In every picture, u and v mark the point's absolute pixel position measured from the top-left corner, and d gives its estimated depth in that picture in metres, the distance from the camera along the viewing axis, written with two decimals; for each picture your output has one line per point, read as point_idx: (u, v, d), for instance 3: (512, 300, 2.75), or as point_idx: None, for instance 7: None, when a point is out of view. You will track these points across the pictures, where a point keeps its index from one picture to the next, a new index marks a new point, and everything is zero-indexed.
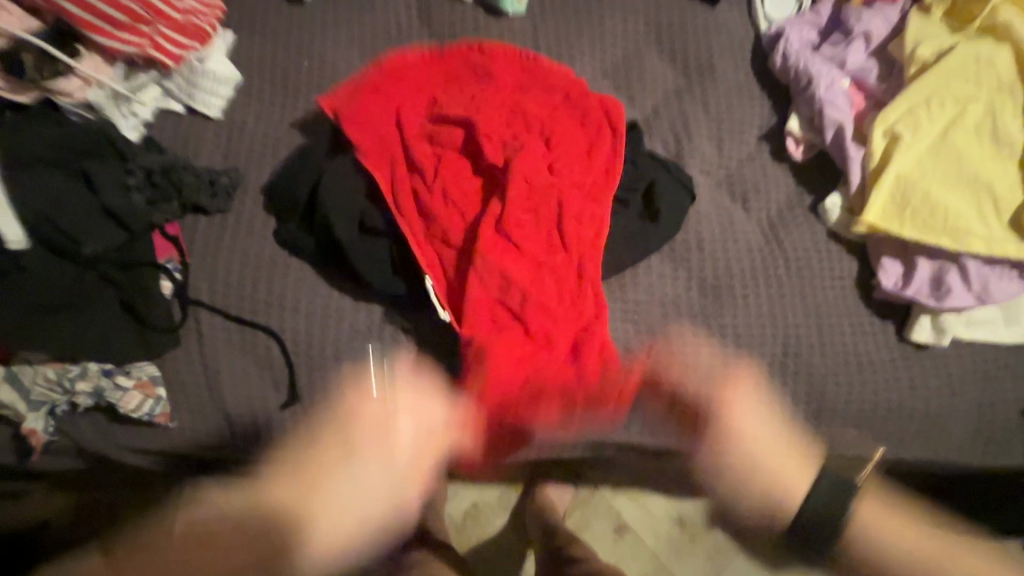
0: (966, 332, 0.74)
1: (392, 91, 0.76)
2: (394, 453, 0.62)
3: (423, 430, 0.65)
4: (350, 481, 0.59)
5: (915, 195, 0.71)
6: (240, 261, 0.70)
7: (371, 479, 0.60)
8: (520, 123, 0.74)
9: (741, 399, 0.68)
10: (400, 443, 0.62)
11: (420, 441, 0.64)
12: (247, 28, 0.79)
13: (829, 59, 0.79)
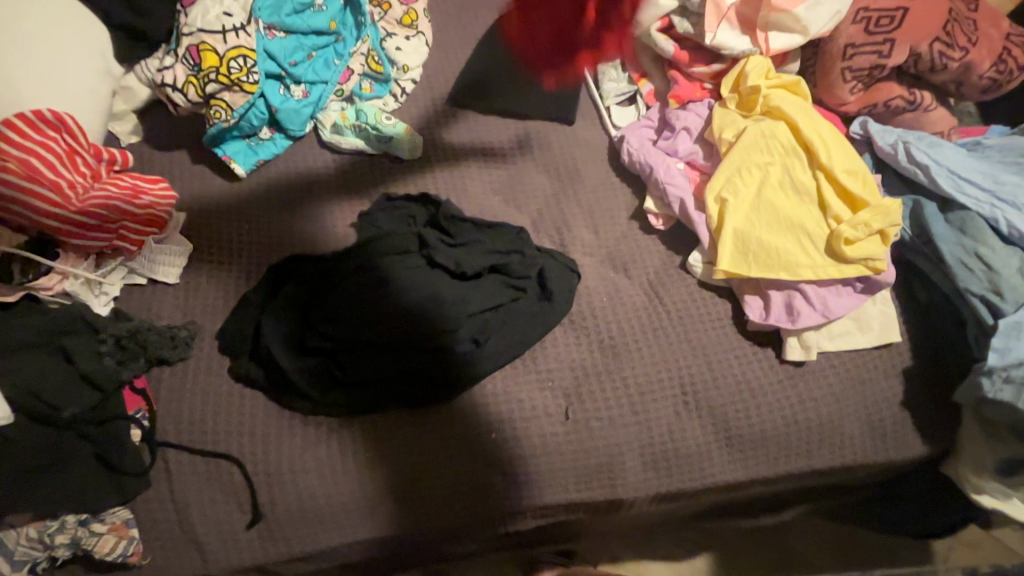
0: (829, 344, 0.87)
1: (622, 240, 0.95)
2: (309, 445, 0.80)
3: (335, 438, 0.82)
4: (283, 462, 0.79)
5: (750, 243, 0.87)
6: (200, 398, 0.82)
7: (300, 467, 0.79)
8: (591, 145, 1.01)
9: (585, 377, 0.86)
10: (310, 439, 0.81)
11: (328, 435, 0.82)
12: (196, 207, 0.97)
13: (666, 148, 0.99)
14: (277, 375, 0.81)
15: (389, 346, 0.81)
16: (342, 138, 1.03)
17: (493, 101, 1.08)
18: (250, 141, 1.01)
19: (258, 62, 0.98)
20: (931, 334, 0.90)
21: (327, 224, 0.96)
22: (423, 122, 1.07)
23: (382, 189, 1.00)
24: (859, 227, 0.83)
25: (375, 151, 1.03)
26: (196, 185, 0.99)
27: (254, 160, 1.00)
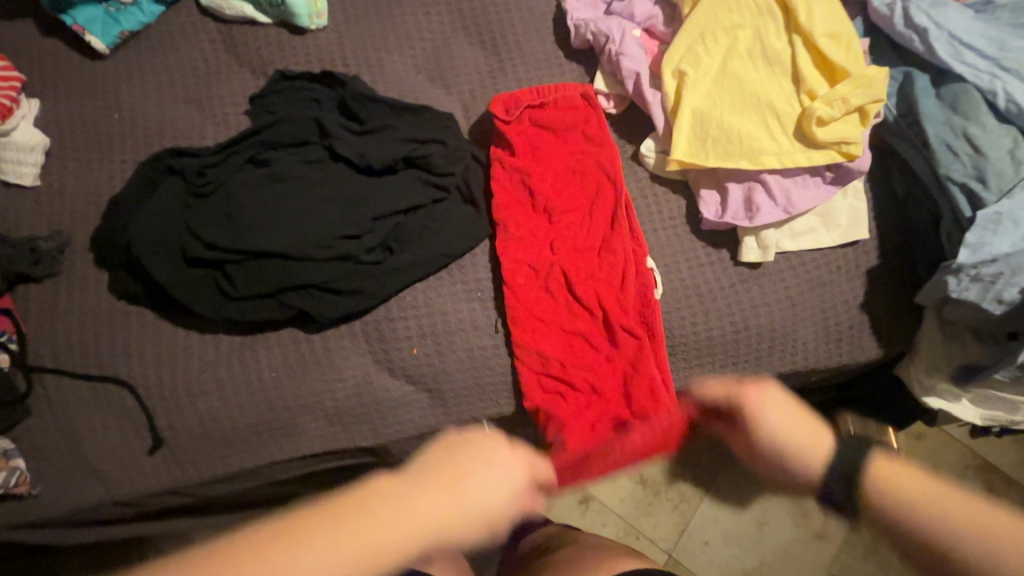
0: (789, 243, 0.79)
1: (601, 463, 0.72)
2: (209, 368, 0.72)
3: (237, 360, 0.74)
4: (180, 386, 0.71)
5: (710, 125, 0.75)
6: (78, 319, 0.72)
7: (198, 391, 0.72)
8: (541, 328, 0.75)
9: None
10: (209, 361, 0.73)
11: (230, 356, 0.73)
12: (49, 93, 0.80)
13: (620, 14, 0.82)
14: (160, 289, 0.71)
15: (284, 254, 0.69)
16: (224, 3, 0.83)
17: None
18: (108, 6, 0.81)
19: None
20: (785, 413, 0.58)
21: (217, 112, 0.82)
22: None
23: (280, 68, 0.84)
24: (834, 103, 0.70)
25: (268, 19, 0.84)
26: (48, 63, 0.81)
27: (116, 31, 0.81)
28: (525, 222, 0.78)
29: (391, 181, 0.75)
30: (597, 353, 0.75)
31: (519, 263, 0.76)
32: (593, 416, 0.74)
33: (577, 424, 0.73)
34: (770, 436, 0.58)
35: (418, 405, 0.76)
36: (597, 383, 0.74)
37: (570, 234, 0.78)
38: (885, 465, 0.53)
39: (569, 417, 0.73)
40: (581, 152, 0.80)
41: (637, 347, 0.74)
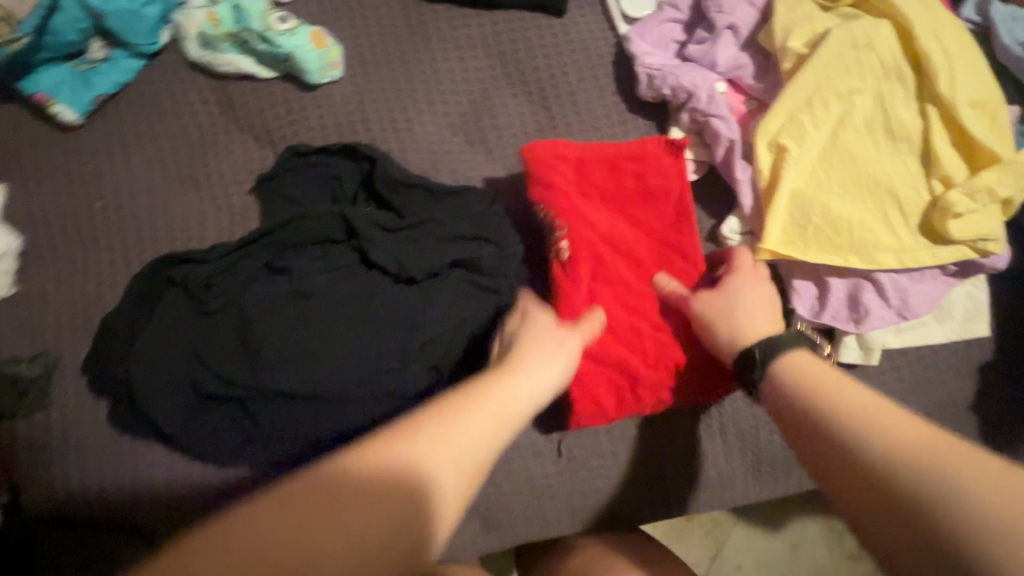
0: (896, 341, 0.68)
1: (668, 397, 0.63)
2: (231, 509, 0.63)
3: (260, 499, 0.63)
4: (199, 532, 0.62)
5: (814, 214, 0.62)
6: (75, 459, 0.62)
7: None
8: (596, 276, 0.63)
9: None
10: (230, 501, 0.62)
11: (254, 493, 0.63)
12: (16, 176, 0.66)
13: (699, 61, 0.68)
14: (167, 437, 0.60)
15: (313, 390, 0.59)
16: (216, 57, 0.68)
17: None
18: (77, 66, 0.67)
19: None
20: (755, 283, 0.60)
21: (218, 193, 0.69)
22: (344, 24, 0.72)
23: (289, 136, 0.70)
24: (976, 196, 0.57)
25: (272, 74, 0.70)
26: (10, 138, 0.67)
27: (89, 98, 0.66)
28: (580, 190, 0.65)
29: (433, 287, 0.63)
30: (659, 302, 0.64)
31: (580, 228, 0.63)
32: (655, 362, 0.63)
33: (635, 376, 0.62)
34: (740, 300, 0.58)
35: (470, 536, 0.67)
36: (658, 330, 0.63)
37: (631, 246, 0.65)
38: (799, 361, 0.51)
39: (625, 367, 0.62)
40: (650, 159, 0.66)
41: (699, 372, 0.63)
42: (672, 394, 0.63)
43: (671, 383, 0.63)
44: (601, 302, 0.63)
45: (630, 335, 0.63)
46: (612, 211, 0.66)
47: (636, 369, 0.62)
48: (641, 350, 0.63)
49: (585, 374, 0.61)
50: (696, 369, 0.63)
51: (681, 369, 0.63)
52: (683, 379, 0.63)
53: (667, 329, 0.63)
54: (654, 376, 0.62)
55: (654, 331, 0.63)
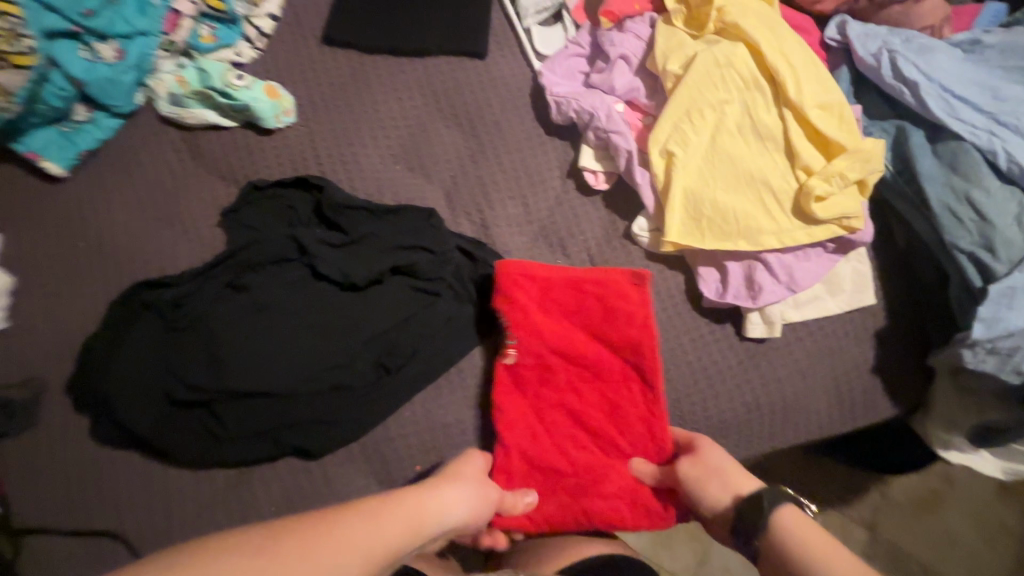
0: (796, 313, 0.76)
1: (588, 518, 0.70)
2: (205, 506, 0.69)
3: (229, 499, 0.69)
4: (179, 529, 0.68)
5: (703, 207, 0.72)
6: (61, 473, 0.68)
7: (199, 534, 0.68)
8: (541, 392, 0.73)
9: None
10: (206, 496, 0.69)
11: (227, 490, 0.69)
12: (8, 225, 0.75)
13: (601, 85, 0.79)
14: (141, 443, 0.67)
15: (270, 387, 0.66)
16: (184, 111, 0.79)
17: (383, 39, 0.85)
18: (63, 127, 0.76)
19: (27, 14, 0.69)
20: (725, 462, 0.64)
21: (189, 227, 0.78)
22: (296, 75, 0.84)
23: (252, 175, 0.80)
24: (831, 181, 0.68)
25: (233, 123, 0.80)
26: (4, 192, 0.76)
27: (74, 154, 0.76)
28: (543, 316, 0.74)
29: (376, 293, 0.72)
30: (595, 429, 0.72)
31: (533, 344, 0.73)
32: (577, 484, 0.71)
33: (557, 496, 0.71)
34: (715, 459, 0.64)
35: None
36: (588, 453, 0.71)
37: (587, 360, 0.74)
38: (796, 522, 0.55)
39: (548, 487, 0.71)
40: (614, 297, 0.73)
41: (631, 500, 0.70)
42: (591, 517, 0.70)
43: (594, 501, 0.70)
44: (548, 411, 0.73)
45: (558, 459, 0.71)
46: (573, 326, 0.75)
47: (556, 489, 0.71)
48: (566, 471, 0.71)
49: (523, 478, 0.71)
50: (623, 496, 0.70)
51: (605, 495, 0.70)
52: (606, 504, 0.70)
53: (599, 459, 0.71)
54: (571, 495, 0.70)
55: (584, 457, 0.71)
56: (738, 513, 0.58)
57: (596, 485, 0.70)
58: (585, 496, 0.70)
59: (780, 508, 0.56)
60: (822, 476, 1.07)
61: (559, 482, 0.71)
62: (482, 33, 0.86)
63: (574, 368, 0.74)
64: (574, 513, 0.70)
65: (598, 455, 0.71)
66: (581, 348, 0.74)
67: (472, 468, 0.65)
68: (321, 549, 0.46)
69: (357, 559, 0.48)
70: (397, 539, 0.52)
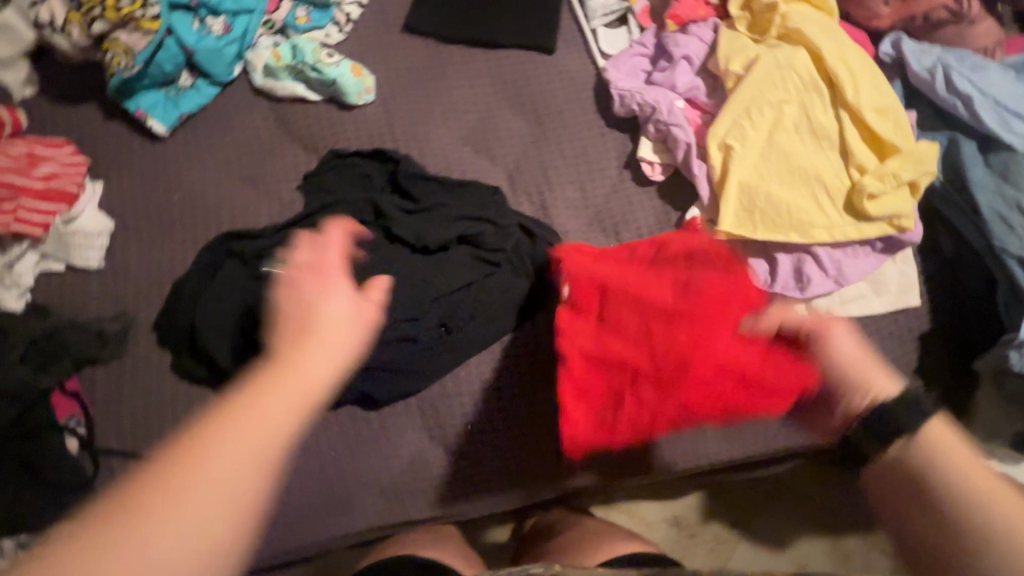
0: (842, 310, 0.78)
1: (690, 394, 0.66)
2: None
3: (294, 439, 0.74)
4: None
5: (758, 200, 0.75)
6: (142, 402, 0.74)
7: None
8: (604, 334, 0.70)
9: None
10: None
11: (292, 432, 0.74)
12: (112, 176, 0.83)
13: (664, 82, 0.84)
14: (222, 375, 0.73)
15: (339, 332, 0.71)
16: (276, 83, 0.86)
17: (459, 31, 0.92)
18: (169, 91, 0.84)
19: None
20: (860, 348, 0.58)
21: (271, 190, 0.84)
22: (378, 59, 0.90)
23: (331, 147, 0.86)
24: (885, 179, 0.71)
25: (318, 97, 0.87)
26: (111, 146, 0.84)
27: (175, 115, 0.84)
28: (597, 261, 0.73)
29: (444, 257, 0.77)
30: (684, 338, 0.66)
31: (591, 286, 0.72)
32: (683, 403, 0.66)
33: (660, 411, 0.67)
34: (842, 349, 0.58)
35: (473, 480, 0.76)
36: (677, 372, 0.66)
37: (646, 282, 0.70)
38: (946, 437, 0.50)
39: (637, 414, 0.68)
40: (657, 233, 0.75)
41: (731, 377, 0.65)
42: (697, 405, 0.66)
43: (699, 402, 0.66)
44: (616, 347, 0.69)
45: (642, 370, 0.68)
46: (629, 265, 0.73)
47: (644, 405, 0.68)
48: (653, 394, 0.67)
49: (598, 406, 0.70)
50: (729, 386, 0.65)
51: (706, 395, 0.66)
52: (708, 409, 0.66)
53: (699, 373, 0.65)
54: (667, 411, 0.67)
55: (674, 373, 0.66)
56: (871, 416, 0.53)
57: (700, 401, 0.66)
58: (695, 412, 0.66)
59: (933, 416, 0.51)
60: (847, 493, 1.05)
61: (653, 406, 0.67)
62: (552, 32, 0.92)
63: (637, 297, 0.69)
64: (677, 417, 0.67)
65: (683, 338, 0.66)
66: (636, 278, 0.71)
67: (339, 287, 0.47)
68: (162, 481, 0.35)
69: (232, 467, 0.36)
70: (262, 429, 0.38)
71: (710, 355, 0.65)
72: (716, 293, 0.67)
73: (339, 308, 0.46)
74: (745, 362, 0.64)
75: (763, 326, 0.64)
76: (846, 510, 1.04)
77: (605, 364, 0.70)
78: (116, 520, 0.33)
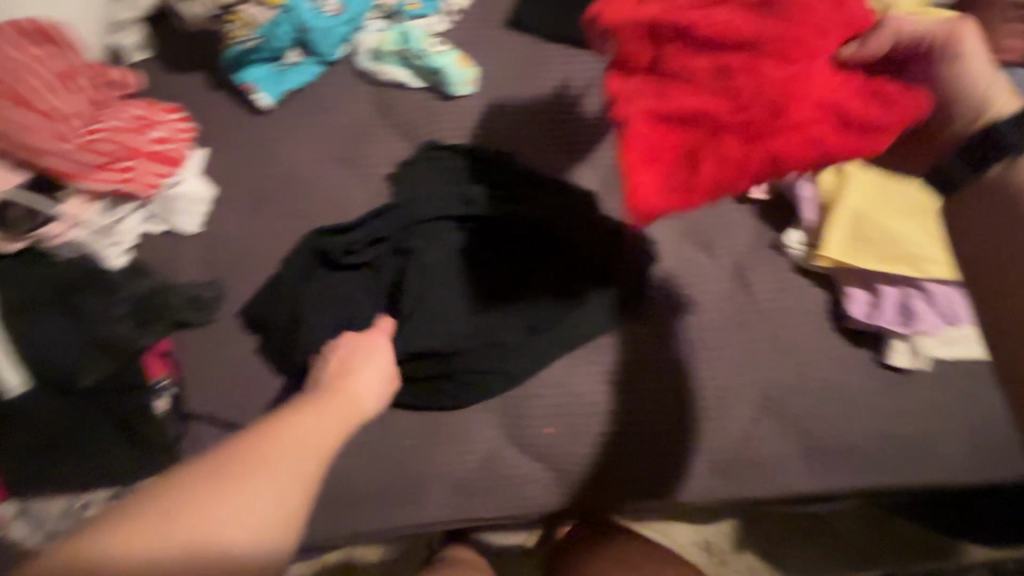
0: (943, 351, 0.75)
1: (789, 104, 0.51)
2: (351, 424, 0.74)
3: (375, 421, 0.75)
4: None
5: (870, 229, 0.74)
6: (230, 368, 0.75)
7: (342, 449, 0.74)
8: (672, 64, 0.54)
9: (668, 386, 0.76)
10: None
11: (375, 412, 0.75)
12: (215, 144, 0.84)
13: None
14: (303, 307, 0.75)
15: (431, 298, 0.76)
16: (382, 67, 0.86)
17: (563, 29, 0.91)
18: (276, 66, 0.84)
19: None
20: (987, 66, 0.50)
21: (366, 172, 0.85)
22: (480, 51, 0.90)
23: (428, 135, 0.86)
24: None
25: (421, 85, 0.87)
26: (216, 115, 0.85)
27: (280, 90, 0.85)
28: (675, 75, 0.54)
29: (536, 245, 0.79)
30: (775, 70, 0.52)
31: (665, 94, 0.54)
32: (772, 121, 0.51)
33: (733, 164, 0.53)
34: (962, 78, 0.50)
35: (545, 485, 0.74)
36: (762, 90, 0.51)
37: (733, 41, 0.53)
38: None
39: (727, 154, 0.53)
40: None
41: (829, 116, 0.52)
42: (792, 151, 0.52)
43: (787, 110, 0.51)
44: (683, 103, 0.54)
45: (725, 154, 0.53)
46: (723, 13, 0.53)
47: (726, 146, 0.53)
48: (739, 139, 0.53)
49: (675, 159, 0.54)
50: (825, 99, 0.52)
51: (800, 113, 0.51)
52: (802, 111, 0.51)
53: (790, 94, 0.51)
54: (750, 137, 0.52)
55: (755, 86, 0.52)
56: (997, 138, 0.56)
57: (796, 131, 0.51)
58: (787, 141, 0.52)
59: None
60: (891, 542, 1.00)
61: (731, 132, 0.53)
62: None
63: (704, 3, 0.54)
64: (778, 150, 0.52)
65: (767, 80, 0.51)
66: (731, 37, 0.53)
67: (353, 343, 0.72)
68: (277, 439, 0.51)
69: (331, 434, 0.56)
70: (342, 420, 0.60)
71: (808, 83, 0.52)
72: (802, 5, 0.53)
73: (362, 382, 0.67)
74: (841, 99, 0.52)
75: (873, 51, 0.52)
76: (891, 559, 0.99)
77: (682, 119, 0.54)
78: (241, 460, 0.48)
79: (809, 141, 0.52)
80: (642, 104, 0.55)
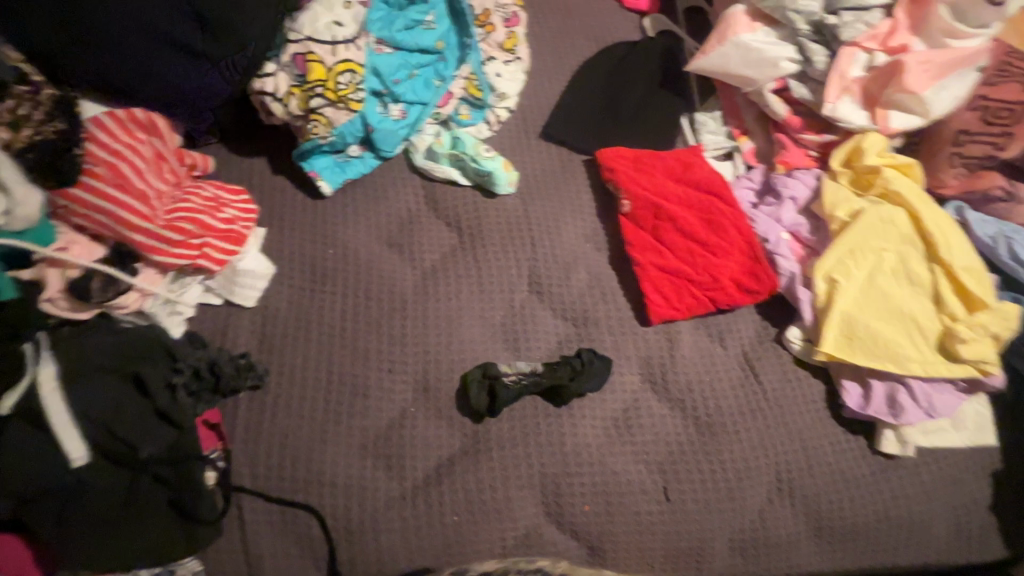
0: (925, 440, 0.86)
1: (716, 244, 0.95)
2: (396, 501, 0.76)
3: (418, 498, 0.76)
4: (368, 518, 0.74)
5: (859, 328, 0.86)
6: (277, 441, 0.76)
7: (386, 528, 0.74)
8: (653, 219, 0.97)
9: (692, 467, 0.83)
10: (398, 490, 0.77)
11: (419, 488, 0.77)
12: (274, 224, 0.90)
13: (770, 215, 0.98)
14: (349, 410, 0.79)
15: (487, 379, 0.82)
16: (436, 166, 0.97)
17: (592, 142, 1.05)
18: (338, 157, 0.94)
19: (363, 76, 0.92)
20: None
21: (415, 256, 0.92)
22: (519, 156, 1.03)
23: (471, 225, 0.95)
24: (973, 330, 0.83)
25: (468, 182, 0.97)
26: (277, 198, 0.92)
27: (341, 179, 0.93)
28: (654, 226, 0.96)
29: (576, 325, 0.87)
30: (703, 227, 0.96)
31: (648, 236, 0.96)
32: (711, 256, 0.94)
33: (698, 278, 0.93)
34: None
35: (578, 561, 0.78)
36: (699, 236, 0.95)
37: (678, 208, 0.97)
38: None
39: (691, 271, 0.93)
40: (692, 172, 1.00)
41: (740, 247, 0.95)
42: (723, 267, 0.93)
43: (716, 249, 0.95)
44: (663, 240, 0.95)
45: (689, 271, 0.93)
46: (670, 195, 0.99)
47: (689, 268, 0.93)
48: (696, 264, 0.94)
49: (665, 272, 0.93)
50: (737, 242, 0.95)
51: (722, 248, 0.94)
52: (725, 248, 0.94)
53: (714, 240, 0.95)
54: (701, 263, 0.94)
55: (698, 236, 0.95)
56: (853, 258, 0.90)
57: (723, 259, 0.94)
58: (720, 264, 0.93)
59: None
60: None
61: (690, 258, 0.94)
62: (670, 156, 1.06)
63: (662, 187, 0.99)
64: (718, 271, 0.93)
65: (701, 231, 0.96)
66: (678, 208, 0.98)
67: None
68: None
69: None
70: None
71: (724, 229, 0.96)
72: (711, 188, 0.99)
73: None
74: (746, 239, 0.95)
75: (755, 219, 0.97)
76: None
77: (663, 249, 0.95)
78: None
79: (735, 266, 0.93)
80: (639, 241, 0.95)
